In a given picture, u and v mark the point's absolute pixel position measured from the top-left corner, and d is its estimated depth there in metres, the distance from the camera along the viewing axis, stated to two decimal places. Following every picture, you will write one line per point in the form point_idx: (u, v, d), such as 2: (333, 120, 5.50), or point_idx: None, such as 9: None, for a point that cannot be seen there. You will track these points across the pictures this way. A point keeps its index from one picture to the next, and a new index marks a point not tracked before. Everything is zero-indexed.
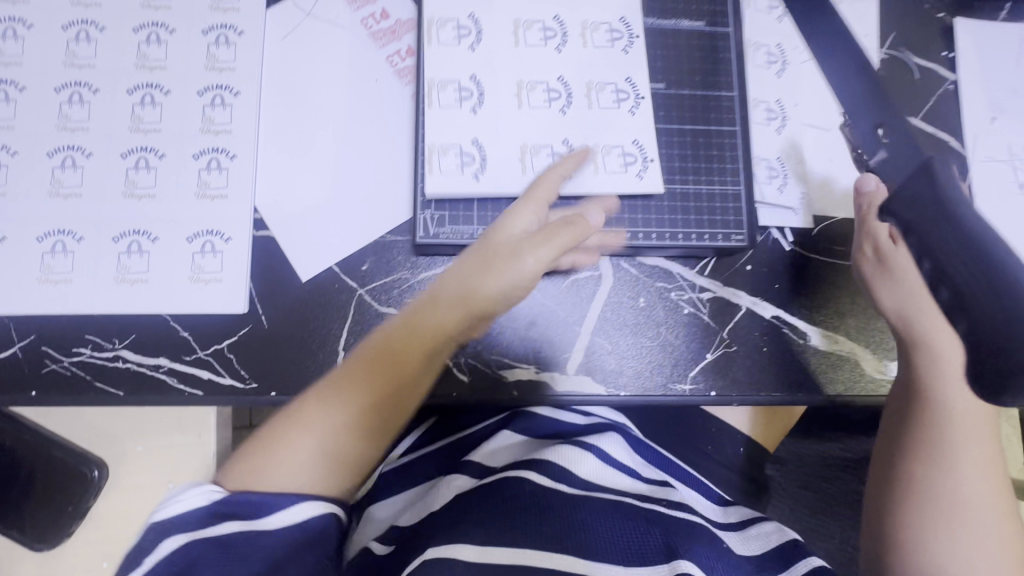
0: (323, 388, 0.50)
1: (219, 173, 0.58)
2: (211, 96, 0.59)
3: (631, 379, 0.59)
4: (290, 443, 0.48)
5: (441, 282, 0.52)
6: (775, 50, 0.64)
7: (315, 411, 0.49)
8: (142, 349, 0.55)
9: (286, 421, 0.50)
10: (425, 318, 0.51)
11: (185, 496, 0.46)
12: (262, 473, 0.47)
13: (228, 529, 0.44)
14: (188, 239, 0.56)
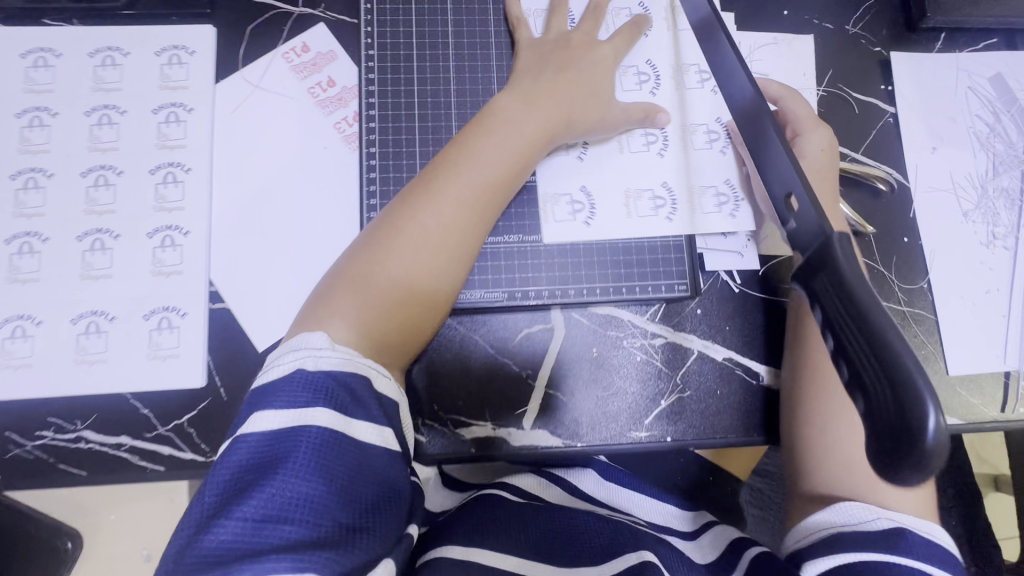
0: (394, 227, 0.51)
1: (173, 250, 0.59)
2: (163, 174, 0.60)
3: (588, 430, 0.61)
4: (344, 300, 0.49)
5: (504, 146, 0.55)
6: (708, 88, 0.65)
7: (384, 258, 0.50)
8: (103, 429, 0.56)
9: (366, 259, 0.51)
10: (498, 182, 0.54)
11: (293, 354, 0.45)
12: (351, 312, 0.48)
13: (325, 409, 0.42)
14: (145, 317, 0.58)
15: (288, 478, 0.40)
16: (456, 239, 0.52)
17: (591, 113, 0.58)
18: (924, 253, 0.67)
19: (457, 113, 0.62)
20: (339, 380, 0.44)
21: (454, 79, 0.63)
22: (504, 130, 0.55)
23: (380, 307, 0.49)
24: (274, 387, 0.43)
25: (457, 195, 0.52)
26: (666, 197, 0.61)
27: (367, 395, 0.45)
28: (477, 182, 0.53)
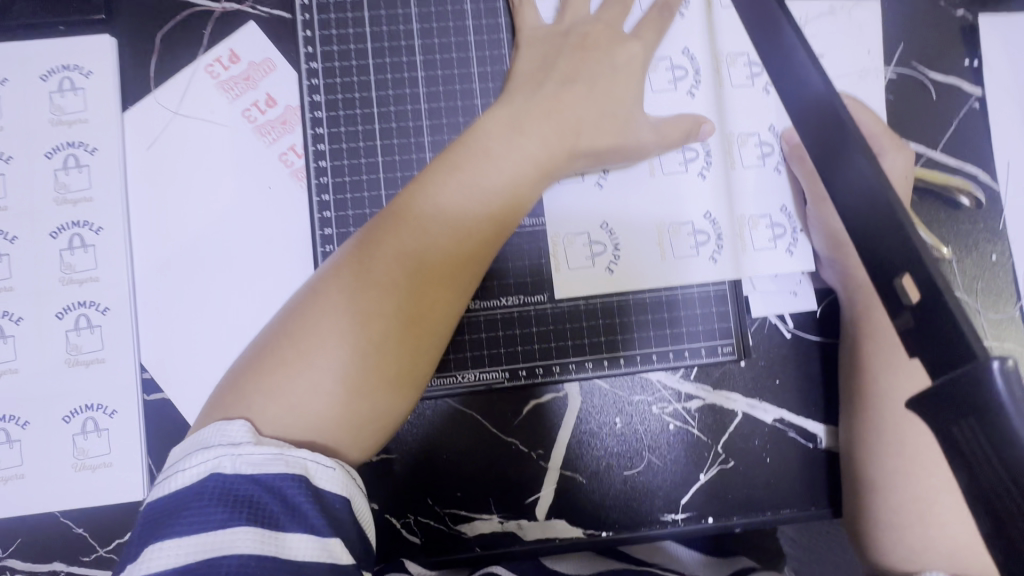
0: (349, 274, 0.39)
1: (91, 332, 0.48)
2: (68, 236, 0.48)
3: (615, 515, 0.51)
4: (296, 382, 0.36)
5: (493, 176, 0.41)
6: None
7: (334, 319, 0.37)
8: (31, 555, 0.47)
9: (311, 316, 0.38)
10: (484, 220, 0.41)
11: (200, 455, 0.33)
12: (287, 389, 0.36)
13: (246, 532, 0.30)
14: (64, 418, 0.47)
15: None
16: (429, 298, 0.40)
17: (605, 135, 0.45)
18: (1016, 274, 0.54)
19: (430, 140, 0.49)
20: (264, 489, 0.32)
21: (424, 93, 0.49)
22: (495, 149, 0.42)
23: (318, 385, 0.36)
24: (182, 503, 0.32)
25: (432, 237, 0.40)
26: (702, 238, 0.49)
27: (308, 498, 0.33)
28: (458, 219, 0.40)
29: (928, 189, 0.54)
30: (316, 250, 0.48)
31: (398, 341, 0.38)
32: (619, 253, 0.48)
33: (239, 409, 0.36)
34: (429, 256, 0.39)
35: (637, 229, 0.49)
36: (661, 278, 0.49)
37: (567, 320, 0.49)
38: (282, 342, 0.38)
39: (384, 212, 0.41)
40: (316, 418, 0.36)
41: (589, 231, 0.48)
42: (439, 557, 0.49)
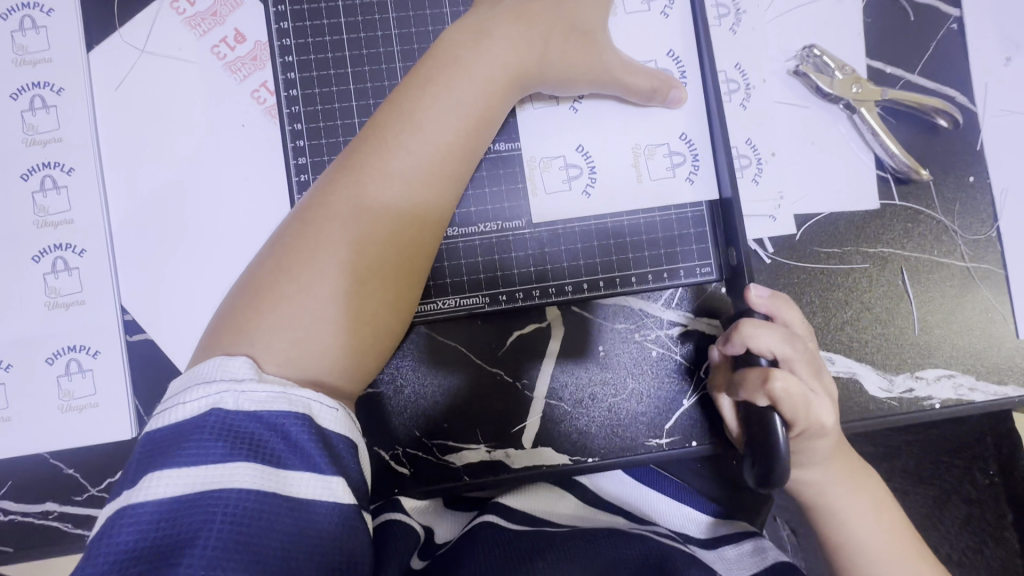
0: (334, 205, 0.38)
1: (69, 275, 0.47)
2: (39, 178, 0.47)
3: (601, 440, 0.51)
4: (291, 310, 0.36)
5: (470, 88, 0.41)
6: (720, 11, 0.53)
7: (322, 245, 0.37)
8: (24, 496, 0.47)
9: (298, 245, 0.38)
10: (463, 136, 0.41)
11: (202, 389, 0.32)
12: (282, 319, 0.35)
13: (248, 469, 0.30)
14: (48, 360, 0.47)
15: (196, 555, 0.27)
16: (415, 218, 0.40)
17: (577, 53, 0.44)
18: (992, 194, 0.55)
19: (402, 67, 0.48)
20: (268, 428, 0.31)
21: (394, 18, 0.48)
22: (467, 61, 0.41)
23: (317, 312, 0.36)
24: (182, 435, 0.31)
25: (413, 155, 0.39)
26: (678, 161, 0.49)
27: (312, 436, 0.32)
28: (437, 137, 0.40)
29: (908, 109, 0.54)
30: (290, 182, 0.48)
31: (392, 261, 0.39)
32: (595, 173, 0.49)
33: (236, 347, 0.35)
34: (413, 179, 0.39)
35: (613, 154, 0.49)
36: (637, 201, 0.49)
37: (548, 245, 0.49)
38: (266, 276, 0.37)
39: (360, 139, 0.40)
40: (316, 341, 0.36)
41: (563, 154, 0.49)
42: (430, 491, 0.50)
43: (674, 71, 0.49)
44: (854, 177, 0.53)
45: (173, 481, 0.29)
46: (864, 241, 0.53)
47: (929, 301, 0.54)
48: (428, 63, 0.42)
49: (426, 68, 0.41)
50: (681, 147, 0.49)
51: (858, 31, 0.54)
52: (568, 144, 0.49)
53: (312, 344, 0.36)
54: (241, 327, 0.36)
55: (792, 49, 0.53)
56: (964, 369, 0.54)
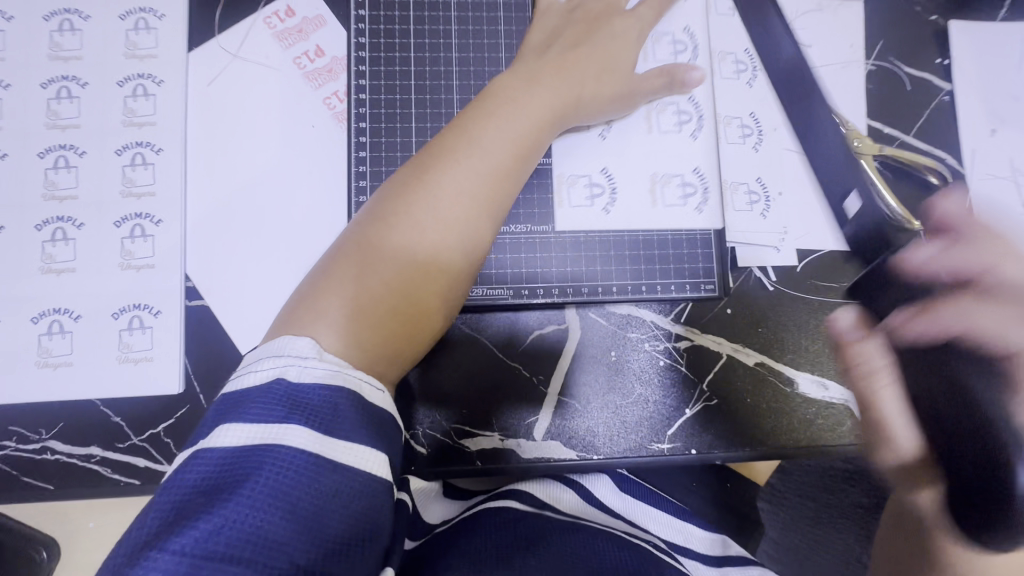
0: (398, 213, 0.43)
1: (144, 241, 0.53)
2: (131, 154, 0.54)
3: (606, 440, 0.55)
4: (357, 302, 0.40)
5: (523, 121, 0.47)
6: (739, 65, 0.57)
7: (387, 248, 0.42)
8: (72, 438, 0.51)
9: (366, 245, 0.42)
10: (512, 164, 0.47)
11: (272, 361, 0.36)
12: (352, 308, 0.40)
13: (300, 429, 0.33)
14: (114, 315, 0.52)
15: (244, 507, 0.30)
16: (455, 247, 0.44)
17: (611, 87, 0.52)
18: None
19: (458, 86, 0.55)
20: (318, 395, 0.35)
21: (456, 44, 0.56)
22: (518, 100, 0.48)
23: (382, 305, 0.41)
24: (245, 398, 0.35)
25: (471, 174, 0.45)
26: (689, 192, 0.55)
27: (355, 411, 0.35)
28: (495, 163, 0.46)
29: (901, 167, 0.60)
30: (348, 172, 0.54)
31: (445, 270, 0.44)
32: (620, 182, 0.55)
33: (304, 327, 0.39)
34: (475, 201, 0.45)
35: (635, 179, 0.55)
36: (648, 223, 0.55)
37: (571, 251, 0.55)
38: (335, 270, 0.42)
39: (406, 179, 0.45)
40: (380, 330, 0.41)
41: (588, 172, 0.55)
42: (443, 472, 0.54)
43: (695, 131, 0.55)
44: None
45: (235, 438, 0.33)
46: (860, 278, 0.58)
47: None
48: (482, 100, 0.48)
49: (485, 101, 0.48)
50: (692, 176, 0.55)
51: (860, 96, 0.61)
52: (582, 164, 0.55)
53: (376, 332, 0.40)
54: (309, 312, 0.40)
55: None
56: None
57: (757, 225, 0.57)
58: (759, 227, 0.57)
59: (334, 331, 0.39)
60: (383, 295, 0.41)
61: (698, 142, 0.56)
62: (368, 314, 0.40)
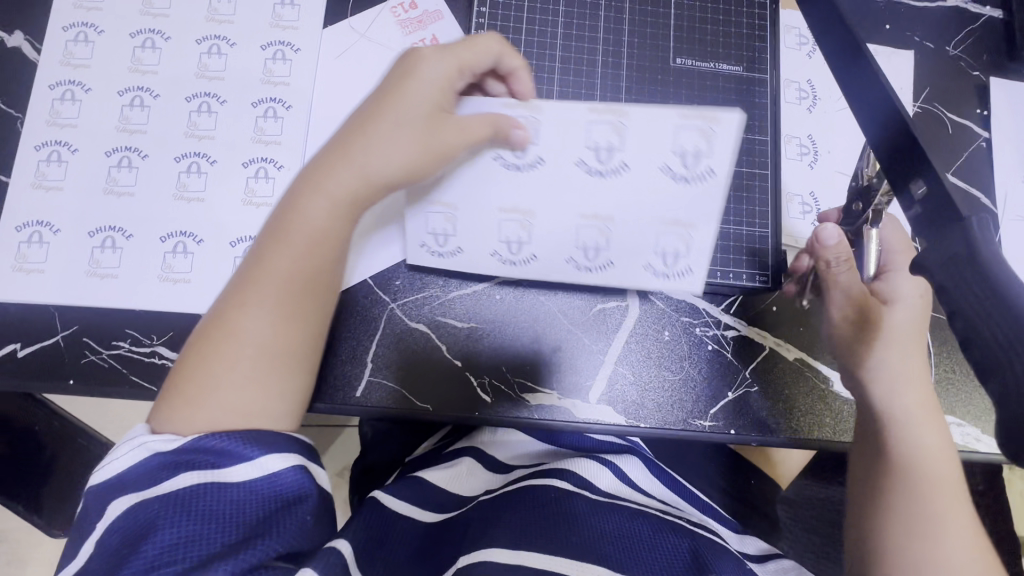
0: (253, 291, 0.46)
1: (266, 182, 0.60)
2: (264, 108, 0.61)
3: (653, 410, 0.60)
4: (228, 378, 0.44)
5: (342, 174, 0.47)
6: (604, 156, 0.47)
7: (245, 324, 0.45)
8: (179, 347, 0.57)
9: (219, 320, 0.46)
10: (319, 229, 0.47)
11: (124, 446, 0.42)
12: (204, 394, 0.44)
13: (185, 480, 0.40)
14: (232, 243, 0.58)
15: (161, 530, 0.38)
16: (286, 335, 0.46)
17: None
18: None
19: (559, 79, 0.62)
20: (159, 468, 0.41)
21: (560, 44, 0.63)
22: (353, 149, 0.47)
23: (243, 381, 0.44)
24: (121, 479, 0.41)
25: (325, 220, 0.47)
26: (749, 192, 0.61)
27: (234, 441, 0.42)
28: (318, 230, 0.47)
29: None
30: None
31: (296, 324, 0.47)
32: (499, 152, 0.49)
33: (178, 412, 0.43)
34: (275, 287, 0.46)
35: None
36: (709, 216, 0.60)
37: None
38: (201, 344, 0.45)
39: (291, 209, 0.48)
40: (234, 406, 0.44)
41: None
42: (502, 421, 0.59)
43: (615, 165, 0.48)
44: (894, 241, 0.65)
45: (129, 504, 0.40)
46: None
47: (946, 357, 0.63)
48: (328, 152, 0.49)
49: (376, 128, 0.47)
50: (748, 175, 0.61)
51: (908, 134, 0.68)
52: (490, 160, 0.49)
53: (231, 407, 0.44)
54: (187, 382, 0.44)
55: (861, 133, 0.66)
56: (973, 423, 0.62)
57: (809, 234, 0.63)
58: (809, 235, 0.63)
59: (187, 419, 0.43)
60: (204, 352, 0.45)
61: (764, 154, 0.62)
62: (245, 385, 0.44)
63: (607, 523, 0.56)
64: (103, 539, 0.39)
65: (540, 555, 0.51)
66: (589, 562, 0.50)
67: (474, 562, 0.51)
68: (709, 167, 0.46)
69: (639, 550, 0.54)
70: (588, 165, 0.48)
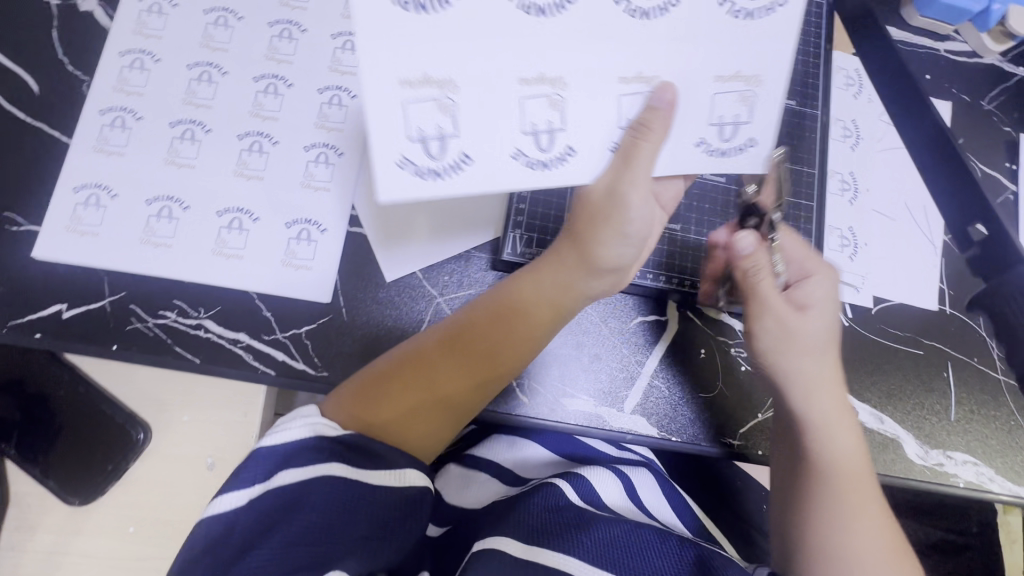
0: (453, 357, 0.52)
1: (326, 167, 0.60)
2: (330, 95, 0.62)
3: (684, 425, 0.60)
4: (412, 422, 0.51)
5: (546, 284, 0.53)
6: (729, 132, 0.47)
7: (434, 382, 0.52)
8: (224, 322, 0.57)
9: (411, 365, 0.51)
10: (535, 328, 0.54)
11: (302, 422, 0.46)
12: (400, 418, 0.51)
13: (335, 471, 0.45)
14: (286, 224, 0.59)
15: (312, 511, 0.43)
16: (468, 402, 0.53)
17: None
18: None
19: None
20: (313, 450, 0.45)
21: None
22: (619, 245, 0.51)
23: (447, 394, 0.52)
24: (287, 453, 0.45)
25: (528, 330, 0.53)
26: (752, 117, 0.47)
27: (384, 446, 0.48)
28: (526, 330, 0.53)
29: None
30: None
31: (477, 387, 0.53)
32: (435, 10, 0.40)
33: (360, 396, 0.50)
34: (466, 372, 0.53)
35: (697, 98, 0.45)
36: (693, 151, 0.48)
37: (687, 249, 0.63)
38: (396, 363, 0.52)
39: (511, 283, 0.54)
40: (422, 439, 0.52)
41: (738, 73, 0.45)
42: (537, 424, 0.60)
43: (453, 160, 0.44)
44: (924, 281, 0.67)
45: (289, 484, 0.43)
46: (923, 332, 0.66)
47: (966, 398, 0.65)
48: (561, 268, 0.53)
49: (614, 239, 0.50)
50: (730, 102, 0.46)
51: None
52: (516, 85, 0.43)
53: (406, 431, 0.51)
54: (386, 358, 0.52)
55: (901, 175, 0.69)
56: (987, 463, 0.63)
57: (844, 266, 0.66)
58: (845, 268, 0.66)
59: (366, 407, 0.50)
60: (430, 392, 0.52)
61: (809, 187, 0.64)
62: (435, 418, 0.52)
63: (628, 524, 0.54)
64: (234, 486, 0.43)
65: (552, 554, 0.49)
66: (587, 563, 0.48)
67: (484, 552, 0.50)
68: (747, 137, 0.47)
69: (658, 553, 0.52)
70: (710, 142, 0.47)
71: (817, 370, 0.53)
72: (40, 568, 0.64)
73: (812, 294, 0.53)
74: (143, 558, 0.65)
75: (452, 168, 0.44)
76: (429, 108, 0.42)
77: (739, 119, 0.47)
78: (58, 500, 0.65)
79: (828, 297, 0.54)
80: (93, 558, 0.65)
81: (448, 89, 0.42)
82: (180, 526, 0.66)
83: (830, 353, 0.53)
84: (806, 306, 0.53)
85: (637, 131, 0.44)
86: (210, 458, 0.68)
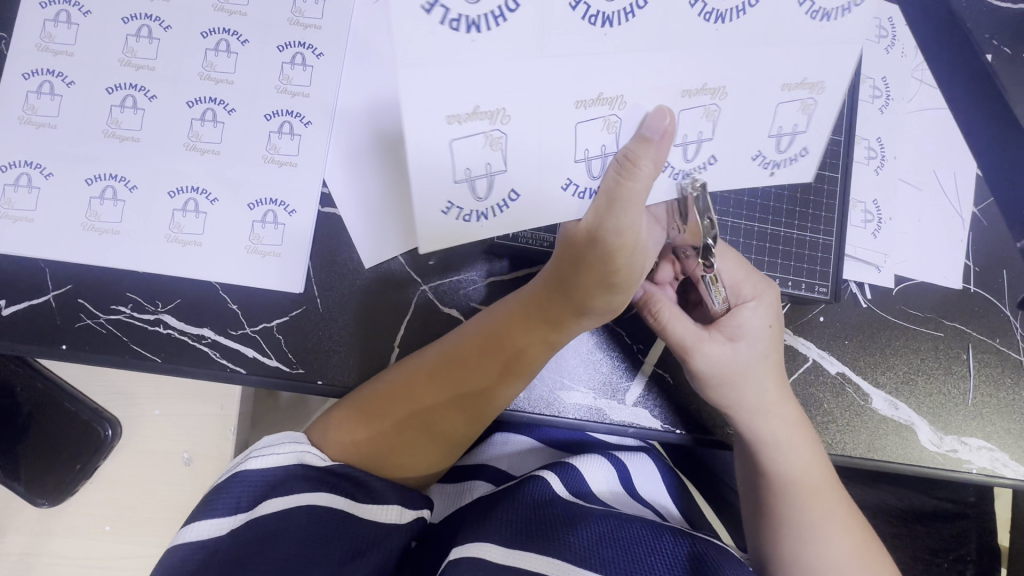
0: (440, 392, 0.49)
1: (291, 139, 0.53)
2: (292, 53, 0.54)
3: (689, 416, 0.57)
4: (402, 453, 0.49)
5: (532, 318, 0.48)
6: (787, 144, 0.40)
7: (422, 418, 0.49)
8: (186, 317, 0.51)
9: (384, 401, 0.49)
10: (521, 358, 0.50)
11: (279, 447, 0.45)
12: (387, 450, 0.49)
13: (318, 497, 0.43)
14: (248, 205, 0.52)
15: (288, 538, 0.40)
16: (461, 432, 0.51)
17: None
18: None
19: None
20: (294, 478, 0.44)
21: None
22: (610, 292, 0.45)
23: (433, 428, 0.50)
24: (264, 482, 0.43)
25: (514, 362, 0.50)
26: (811, 126, 0.40)
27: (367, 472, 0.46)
28: (511, 361, 0.49)
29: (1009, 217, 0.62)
30: None
31: (467, 420, 0.51)
32: (489, 28, 0.32)
33: (353, 419, 0.49)
34: (453, 404, 0.50)
35: (755, 107, 0.38)
36: (749, 163, 0.42)
37: None
38: (375, 393, 0.49)
39: (494, 318, 0.50)
40: (415, 468, 0.50)
41: (804, 80, 0.37)
42: (534, 418, 0.56)
43: (499, 200, 0.39)
44: (950, 257, 0.61)
45: (270, 514, 0.41)
46: (943, 313, 0.61)
47: (986, 381, 0.61)
48: (549, 305, 0.48)
49: (626, 281, 0.45)
50: (791, 112, 0.39)
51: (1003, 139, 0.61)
52: (569, 109, 0.36)
53: (398, 459, 0.49)
54: (368, 387, 0.49)
55: (933, 141, 0.62)
56: (1003, 448, 0.60)
57: (867, 243, 0.61)
58: (867, 244, 0.61)
59: (357, 439, 0.48)
60: (414, 426, 0.49)
61: (832, 158, 0.58)
62: (426, 450, 0.50)
63: (624, 521, 0.50)
64: (208, 515, 0.42)
65: (539, 557, 0.44)
66: (575, 568, 0.43)
67: (459, 557, 0.44)
68: (801, 146, 0.41)
69: (658, 553, 0.47)
70: (673, 165, 0.41)
71: (759, 398, 0.52)
72: (14, 570, 0.61)
73: (746, 321, 0.52)
74: (120, 558, 0.62)
75: (500, 206, 0.39)
76: (477, 144, 0.36)
77: (797, 129, 0.40)
78: (26, 502, 0.62)
79: (767, 324, 0.53)
80: (69, 558, 0.62)
81: (498, 120, 0.35)
82: (156, 525, 0.63)
83: (771, 377, 0.53)
84: (739, 335, 0.52)
85: (619, 160, 0.37)
86: (186, 454, 0.64)
